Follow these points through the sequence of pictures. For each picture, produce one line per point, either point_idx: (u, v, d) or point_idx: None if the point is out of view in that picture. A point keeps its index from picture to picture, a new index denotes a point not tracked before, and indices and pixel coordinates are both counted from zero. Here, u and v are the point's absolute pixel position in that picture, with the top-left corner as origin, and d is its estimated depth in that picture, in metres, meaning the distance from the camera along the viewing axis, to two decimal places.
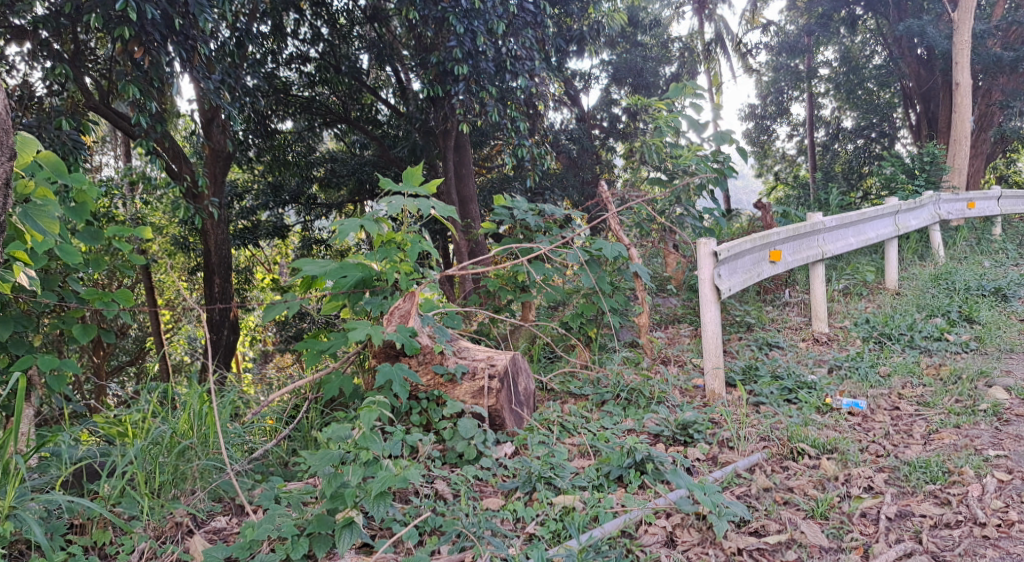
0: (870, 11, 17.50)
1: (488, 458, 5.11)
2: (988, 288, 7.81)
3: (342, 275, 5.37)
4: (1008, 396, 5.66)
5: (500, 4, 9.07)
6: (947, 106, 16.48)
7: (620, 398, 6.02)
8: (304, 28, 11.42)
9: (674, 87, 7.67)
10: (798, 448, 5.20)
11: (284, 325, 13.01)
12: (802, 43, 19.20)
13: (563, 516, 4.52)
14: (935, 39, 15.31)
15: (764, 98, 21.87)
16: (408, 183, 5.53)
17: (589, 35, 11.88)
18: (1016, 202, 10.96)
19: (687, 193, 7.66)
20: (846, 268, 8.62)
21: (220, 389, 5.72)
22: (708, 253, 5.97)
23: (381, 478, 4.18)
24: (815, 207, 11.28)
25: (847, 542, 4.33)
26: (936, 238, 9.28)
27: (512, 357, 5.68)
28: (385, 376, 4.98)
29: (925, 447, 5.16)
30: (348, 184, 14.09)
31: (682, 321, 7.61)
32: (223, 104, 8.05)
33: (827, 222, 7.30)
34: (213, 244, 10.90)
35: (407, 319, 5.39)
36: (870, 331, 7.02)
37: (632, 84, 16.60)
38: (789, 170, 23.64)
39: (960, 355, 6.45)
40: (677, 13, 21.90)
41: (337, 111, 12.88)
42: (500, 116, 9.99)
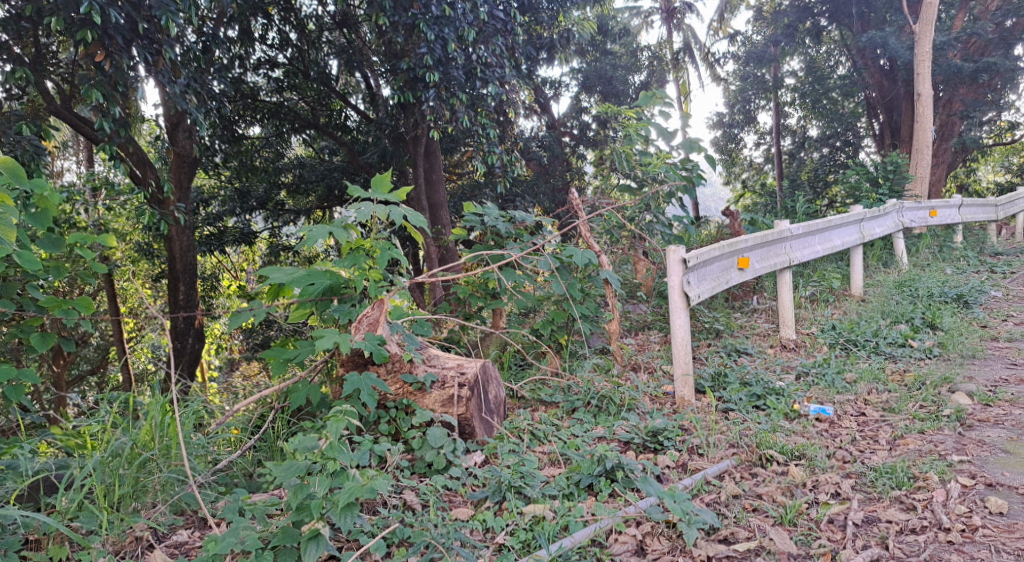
0: (834, 22, 17.77)
1: (458, 468, 5.06)
2: (951, 295, 7.94)
3: (310, 283, 5.28)
4: (970, 401, 5.75)
5: (470, 11, 9.04)
6: (909, 116, 16.83)
7: (590, 406, 6.01)
8: (272, 33, 11.28)
9: (643, 96, 7.69)
10: (766, 454, 5.23)
11: (250, 333, 12.79)
12: (769, 53, 19.43)
13: (533, 526, 4.53)
14: (897, 51, 15.62)
15: (731, 106, 22.15)
16: (377, 189, 5.45)
17: (559, 43, 11.88)
18: (976, 210, 11.16)
19: (656, 201, 7.67)
20: (813, 275, 8.74)
21: (184, 399, 5.59)
22: (677, 260, 6.00)
23: (348, 489, 4.13)
24: (782, 215, 11.40)
25: (815, 548, 4.37)
26: (900, 246, 9.43)
27: (482, 365, 5.64)
28: (352, 386, 4.92)
29: (890, 453, 5.22)
30: (316, 191, 13.88)
31: (653, 328, 7.61)
32: (189, 110, 7.89)
33: (794, 230, 7.36)
34: (178, 250, 10.69)
35: (376, 326, 5.31)
36: (836, 338, 7.09)
37: (601, 92, 16.67)
38: (757, 178, 23.85)
39: (924, 361, 6.55)
40: (646, 22, 22.18)
41: (305, 116, 12.72)
42: (471, 123, 9.91)
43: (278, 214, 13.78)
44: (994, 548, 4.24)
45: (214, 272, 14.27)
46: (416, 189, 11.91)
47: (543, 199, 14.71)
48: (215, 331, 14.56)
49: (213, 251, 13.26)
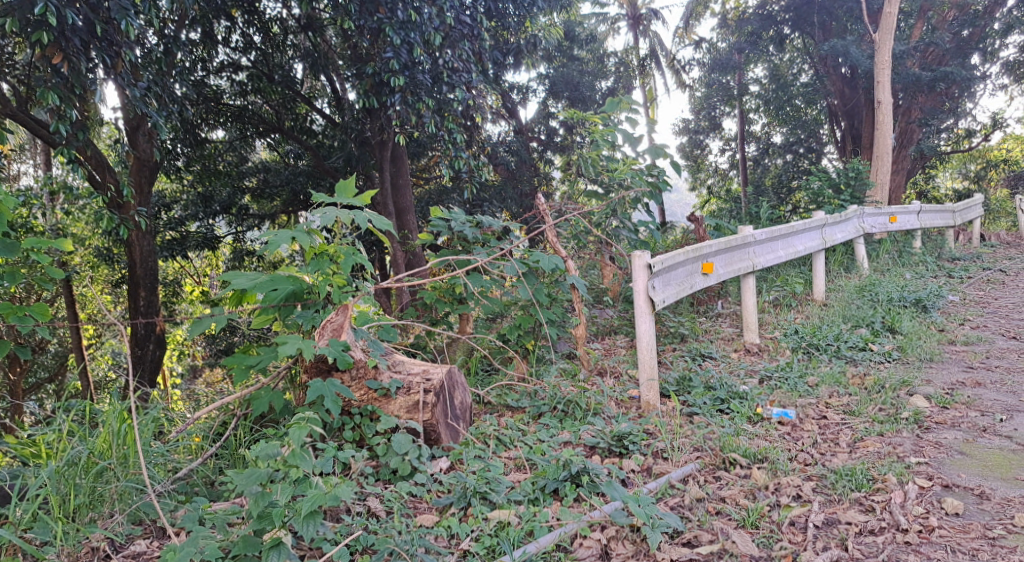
0: (797, 31, 18.02)
1: (422, 474, 5.04)
2: (909, 300, 8.08)
3: (272, 288, 5.24)
4: (928, 404, 5.86)
5: (437, 16, 9.02)
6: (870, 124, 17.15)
7: (556, 411, 6.01)
8: (235, 36, 11.10)
9: (610, 101, 7.76)
10: (730, 457, 5.29)
11: (213, 339, 12.58)
12: (733, 61, 19.49)
13: (498, 532, 4.52)
14: (858, 60, 15.86)
15: (697, 113, 22.41)
16: (341, 194, 5.41)
17: (526, 49, 11.91)
18: (934, 216, 11.35)
19: (623, 206, 7.73)
20: (776, 280, 8.86)
21: (143, 406, 5.48)
22: (642, 265, 6.05)
23: (311, 497, 4.15)
24: (746, 220, 11.53)
25: (776, 550, 4.43)
26: (861, 251, 9.58)
27: (448, 370, 5.62)
28: (316, 392, 4.89)
29: (850, 455, 5.30)
30: (281, 195, 13.96)
31: (619, 333, 7.63)
32: (150, 113, 7.77)
33: (757, 235, 7.45)
34: (138, 255, 10.51)
35: (340, 333, 5.27)
36: (799, 342, 7.19)
37: (568, 97, 16.70)
38: (722, 184, 24.06)
39: (883, 364, 6.67)
40: (613, 28, 22.40)
41: (270, 121, 12.57)
42: (437, 128, 9.87)
43: (242, 218, 13.61)
44: (950, 548, 4.32)
45: (177, 277, 14.04)
46: (384, 193, 11.87)
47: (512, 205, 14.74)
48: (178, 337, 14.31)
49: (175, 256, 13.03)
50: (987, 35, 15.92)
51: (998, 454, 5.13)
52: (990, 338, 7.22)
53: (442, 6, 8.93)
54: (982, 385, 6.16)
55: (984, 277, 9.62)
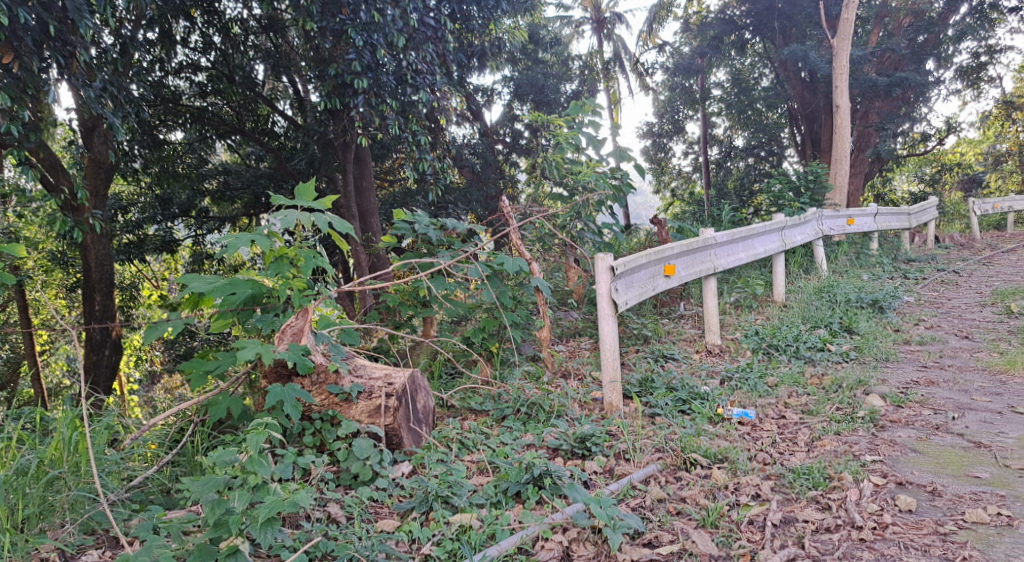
0: (758, 35, 18.29)
1: (384, 479, 5.01)
2: (867, 300, 8.22)
3: (231, 292, 5.16)
4: (883, 403, 5.98)
5: (400, 18, 8.98)
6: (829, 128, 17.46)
7: (520, 413, 6.01)
8: (195, 36, 10.96)
9: (573, 104, 7.80)
10: (691, 457, 5.34)
11: (172, 344, 12.36)
12: (696, 64, 19.79)
13: (459, 535, 4.52)
14: (817, 64, 16.11)
15: (660, 116, 22.58)
16: (301, 197, 5.35)
17: (490, 51, 11.87)
18: (891, 218, 11.56)
19: (587, 209, 7.78)
20: (737, 281, 8.96)
21: (97, 414, 5.42)
22: (605, 267, 6.08)
23: (269, 504, 4.12)
24: (708, 223, 11.66)
25: (735, 549, 4.48)
26: (820, 253, 9.73)
27: (411, 374, 5.59)
28: (275, 397, 4.83)
29: (808, 454, 5.38)
30: (242, 198, 13.72)
31: (583, 335, 7.65)
32: (106, 114, 7.65)
33: (718, 238, 7.52)
34: (93, 259, 10.34)
35: (300, 336, 5.27)
36: (759, 343, 7.27)
37: (533, 100, 16.78)
38: (685, 187, 24.23)
39: (841, 364, 6.79)
40: (576, 31, 22.58)
41: (230, 122, 12.45)
42: (401, 130, 9.85)
43: (202, 222, 13.52)
44: (903, 545, 4.40)
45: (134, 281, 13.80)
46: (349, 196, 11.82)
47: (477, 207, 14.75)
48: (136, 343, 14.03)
49: (133, 261, 12.86)
50: (941, 41, 16.24)
51: (950, 452, 5.24)
52: (943, 338, 7.38)
53: (405, 7, 8.89)
54: (935, 384, 6.30)
55: (938, 278, 9.84)
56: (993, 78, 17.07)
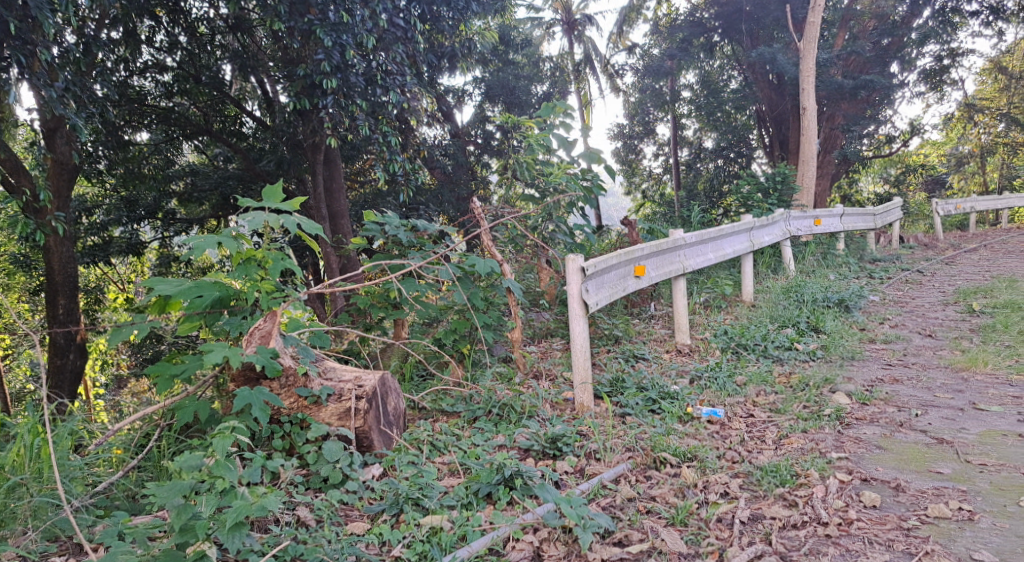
0: (726, 38, 18.51)
1: (354, 481, 4.99)
2: (833, 300, 8.34)
3: (198, 295, 5.11)
4: (849, 401, 6.08)
5: (369, 18, 8.93)
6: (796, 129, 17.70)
7: (491, 415, 6.01)
8: (160, 36, 10.82)
9: (544, 106, 7.82)
10: (661, 456, 5.37)
11: (138, 348, 12.16)
12: (665, 67, 18.97)
13: (430, 537, 4.51)
14: (784, 67, 16.31)
15: (631, 118, 22.70)
16: (269, 199, 5.31)
17: (460, 52, 11.85)
18: (857, 219, 11.74)
19: (558, 210, 7.80)
20: (707, 282, 9.04)
21: (60, 419, 5.33)
22: (576, 269, 6.10)
23: (236, 508, 4.10)
24: (678, 224, 11.76)
25: (704, 547, 4.53)
26: (788, 253, 9.86)
27: (381, 377, 5.57)
28: (243, 401, 4.79)
29: (775, 451, 5.44)
30: (210, 199, 13.44)
31: (555, 336, 7.67)
32: (69, 115, 7.49)
33: (687, 238, 7.58)
34: (56, 262, 10.15)
35: (268, 339, 5.19)
36: (728, 342, 7.34)
37: (504, 102, 16.81)
38: (656, 188, 24.40)
39: (808, 363, 6.88)
40: (547, 33, 22.68)
41: (198, 123, 12.33)
42: (371, 131, 9.81)
43: (169, 224, 13.40)
44: (868, 540, 4.47)
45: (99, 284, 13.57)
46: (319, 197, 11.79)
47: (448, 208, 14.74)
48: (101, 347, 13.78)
49: (97, 264, 12.68)
50: (905, 44, 16.53)
51: (913, 448, 5.34)
52: (907, 337, 7.52)
53: (374, 8, 8.85)
54: (899, 382, 6.41)
55: (903, 278, 10.02)
56: (955, 81, 17.42)
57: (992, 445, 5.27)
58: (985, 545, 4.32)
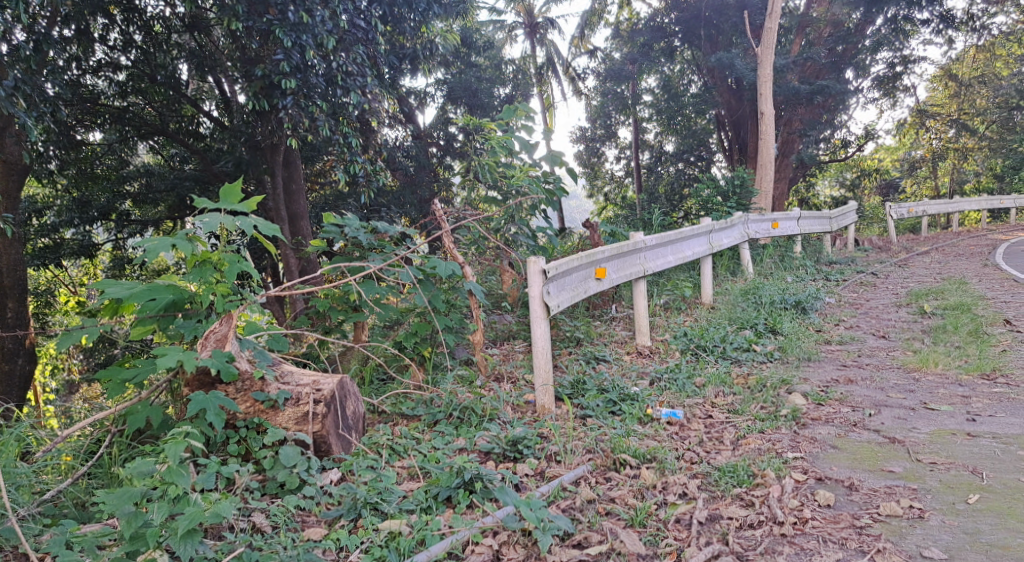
0: (686, 43, 18.72)
1: (312, 487, 4.92)
2: (790, 302, 8.48)
3: (151, 298, 5.02)
4: (805, 401, 6.18)
5: (330, 18, 8.85)
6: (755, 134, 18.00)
7: (452, 418, 5.97)
8: (114, 34, 10.62)
9: (507, 108, 7.83)
10: (620, 458, 5.40)
11: (91, 353, 11.88)
12: (626, 70, 19.45)
13: (388, 542, 4.47)
14: (743, 72, 16.55)
15: (593, 121, 22.84)
16: (226, 199, 5.22)
17: (422, 54, 11.88)
18: (813, 222, 11.94)
19: (520, 212, 7.81)
20: (667, 284, 9.13)
21: (7, 426, 5.19)
22: (537, 271, 6.10)
23: (189, 515, 4.03)
24: (639, 226, 11.86)
25: (662, 548, 4.56)
26: (746, 255, 10.01)
27: (340, 381, 5.50)
28: (197, 406, 4.71)
29: (733, 452, 5.51)
30: (165, 201, 13.30)
31: (517, 338, 7.68)
32: (19, 114, 7.30)
33: (648, 241, 7.65)
34: (5, 263, 9.93)
35: (224, 343, 5.12)
36: (688, 344, 7.41)
37: (466, 104, 16.79)
38: (618, 192, 24.59)
39: (765, 364, 6.98)
40: (509, 36, 22.80)
41: (152, 123, 12.28)
42: (332, 132, 9.74)
43: (122, 225, 13.08)
44: (822, 538, 4.53)
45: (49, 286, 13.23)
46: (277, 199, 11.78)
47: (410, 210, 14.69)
48: (52, 352, 13.42)
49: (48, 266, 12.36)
50: (859, 51, 16.91)
51: (867, 447, 5.44)
52: (862, 338, 7.68)
53: (335, 9, 8.80)
54: (854, 382, 6.53)
55: (858, 280, 10.22)
56: (907, 87, 17.85)
57: (942, 444, 5.39)
58: (935, 542, 4.39)
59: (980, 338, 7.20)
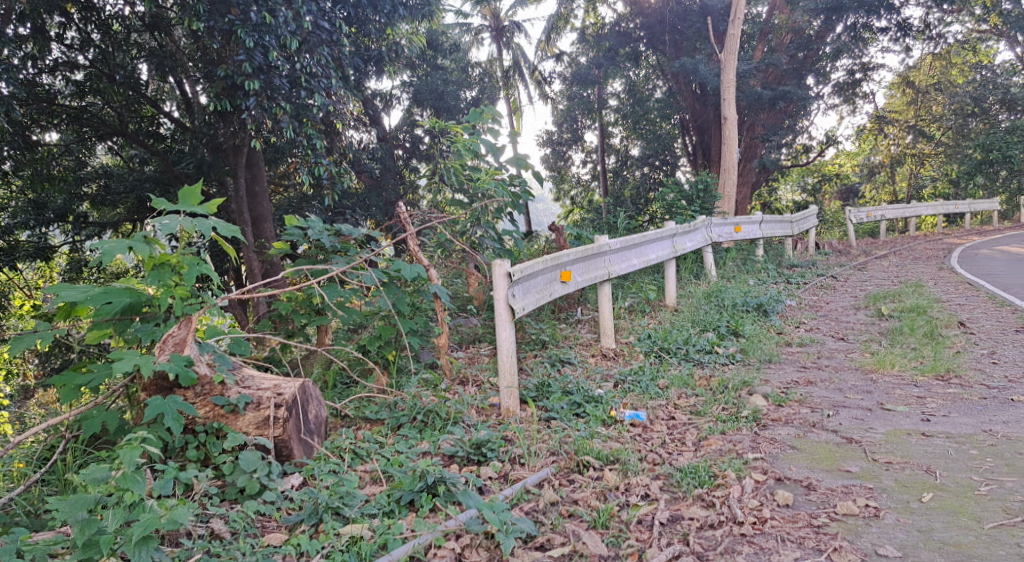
0: (651, 48, 18.82)
1: (272, 492, 4.88)
2: (752, 304, 8.59)
3: (106, 301, 4.92)
4: (766, 402, 6.27)
5: (293, 20, 8.78)
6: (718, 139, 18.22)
7: (416, 422, 5.94)
8: (72, 32, 10.49)
9: (472, 111, 7.85)
10: (584, 460, 5.42)
11: (46, 357, 11.59)
12: (592, 75, 19.88)
13: (349, 546, 4.43)
14: (706, 77, 16.77)
15: (559, 124, 22.96)
16: (185, 201, 5.14)
17: (387, 56, 11.93)
18: (775, 225, 12.11)
19: (486, 215, 7.82)
20: (631, 287, 9.21)
21: None
22: (503, 274, 6.11)
23: (144, 521, 3.97)
24: (605, 229, 11.93)
25: (624, 549, 4.58)
26: (709, 259, 10.13)
27: (302, 384, 5.46)
28: (154, 411, 4.63)
29: (695, 453, 5.56)
30: (124, 202, 13.05)
31: (483, 341, 7.67)
32: None
33: (612, 244, 7.70)
34: None
35: (183, 347, 5.07)
36: (652, 346, 7.47)
37: (433, 107, 16.76)
38: (584, 195, 24.69)
39: (727, 366, 7.06)
40: (475, 38, 22.86)
41: (111, 123, 12.07)
42: (296, 133, 9.66)
43: (80, 227, 12.72)
44: (780, 538, 4.58)
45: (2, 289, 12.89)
46: (238, 202, 11.78)
47: (375, 213, 14.64)
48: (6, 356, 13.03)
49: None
50: (820, 57, 17.24)
51: (825, 447, 5.53)
52: (822, 340, 7.81)
53: (298, 9, 8.74)
54: (813, 383, 6.65)
55: (818, 283, 10.39)
56: (866, 94, 18.19)
57: (897, 444, 5.50)
58: (890, 540, 4.46)
59: (935, 340, 7.37)
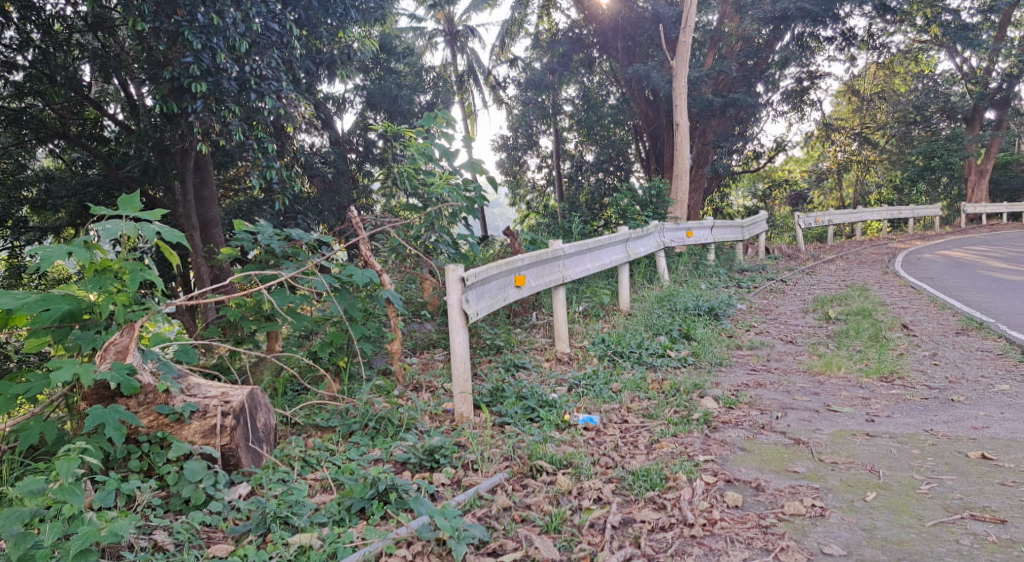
0: (604, 54, 19.25)
1: (218, 502, 4.77)
2: (703, 308, 8.70)
3: (45, 308, 4.76)
4: (716, 405, 6.35)
5: (243, 22, 8.67)
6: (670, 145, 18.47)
7: (367, 429, 5.88)
8: (10, 32, 10.11)
9: (426, 115, 7.83)
10: (537, 465, 5.42)
11: None
12: (546, 81, 20.34)
13: (298, 556, 4.34)
14: (659, 83, 16.97)
15: (514, 130, 23.03)
16: (126, 208, 5.00)
17: (340, 59, 11.85)
18: (726, 230, 12.29)
19: (440, 220, 7.80)
20: (586, 291, 9.29)
21: None
22: (456, 279, 6.07)
23: (83, 535, 3.85)
24: (559, 234, 12.01)
25: (576, 553, 4.57)
26: (661, 263, 10.26)
27: (250, 392, 5.37)
28: (95, 420, 4.50)
29: (647, 456, 5.60)
30: (66, 206, 12.88)
31: (437, 347, 7.62)
32: None
33: (566, 249, 7.74)
34: None
35: (125, 355, 4.99)
36: (605, 350, 7.52)
37: (386, 111, 16.67)
38: (540, 200, 24.79)
39: (679, 369, 7.15)
40: (429, 43, 22.89)
41: (53, 126, 11.84)
42: (246, 136, 9.52)
43: (19, 232, 12.25)
44: (729, 538, 4.62)
45: None
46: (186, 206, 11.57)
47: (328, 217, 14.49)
48: None
49: None
50: (768, 65, 17.64)
51: (773, 449, 5.62)
52: (771, 343, 7.94)
53: (247, 11, 8.63)
54: (763, 385, 6.76)
55: (767, 287, 10.58)
56: (814, 102, 18.62)
57: (843, 444, 5.62)
58: (836, 538, 4.52)
59: (879, 342, 7.56)
